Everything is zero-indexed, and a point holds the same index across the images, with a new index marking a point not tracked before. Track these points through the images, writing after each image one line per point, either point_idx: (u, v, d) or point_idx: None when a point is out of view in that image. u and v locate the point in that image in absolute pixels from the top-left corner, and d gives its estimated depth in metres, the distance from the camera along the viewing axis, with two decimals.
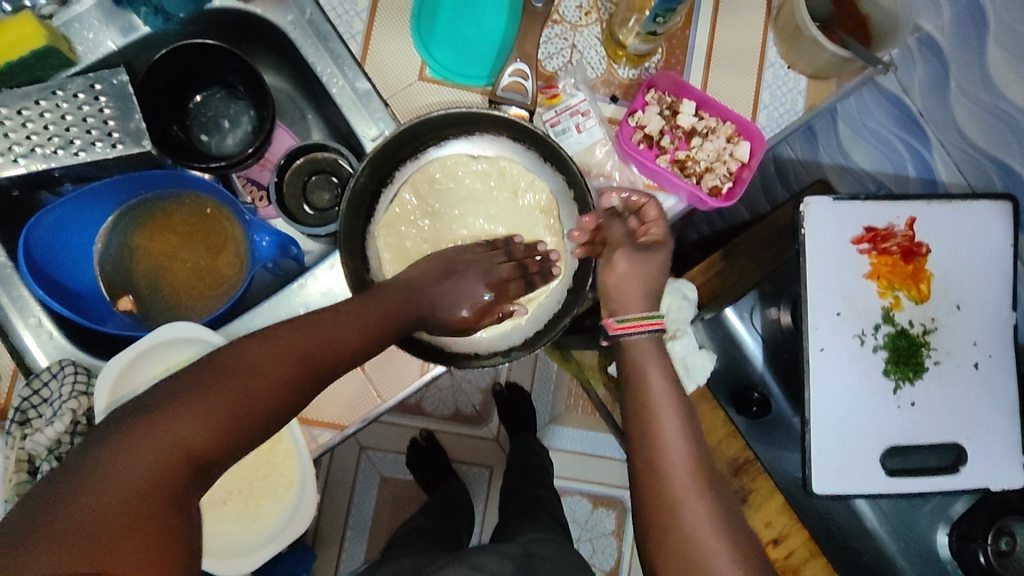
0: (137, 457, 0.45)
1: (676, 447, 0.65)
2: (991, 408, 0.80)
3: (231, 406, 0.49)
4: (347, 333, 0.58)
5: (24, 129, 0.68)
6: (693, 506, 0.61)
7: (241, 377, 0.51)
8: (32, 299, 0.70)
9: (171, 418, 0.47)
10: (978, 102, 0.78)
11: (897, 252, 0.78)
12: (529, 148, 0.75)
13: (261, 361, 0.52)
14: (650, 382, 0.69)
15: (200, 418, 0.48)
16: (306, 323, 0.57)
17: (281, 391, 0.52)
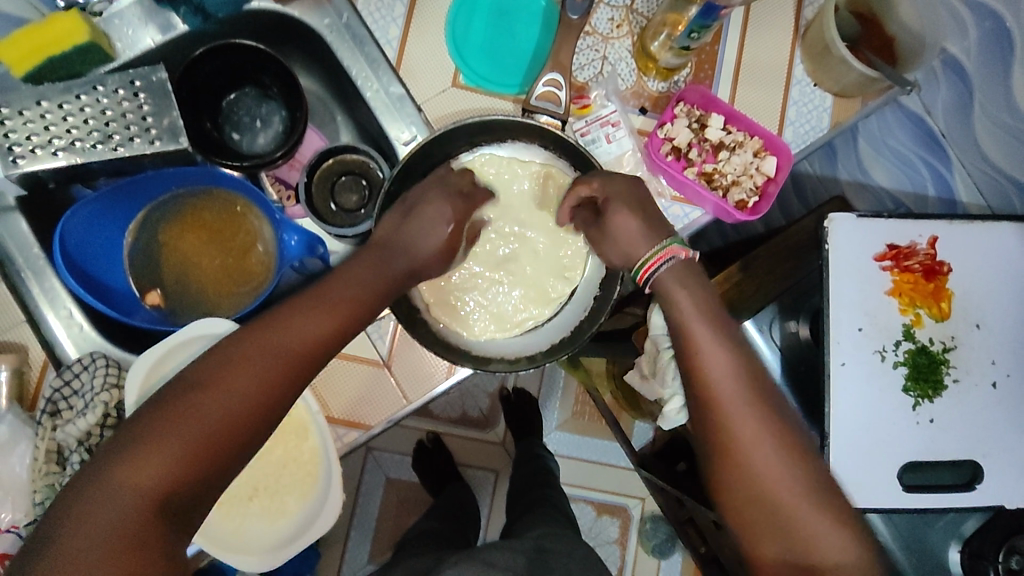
0: (103, 514, 0.47)
1: (719, 363, 0.59)
2: (1008, 426, 0.81)
3: (183, 445, 0.49)
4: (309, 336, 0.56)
5: (63, 123, 0.69)
6: (748, 432, 0.58)
7: (189, 412, 0.50)
8: (63, 291, 0.71)
9: (126, 470, 0.48)
10: (1001, 124, 0.80)
11: (919, 270, 0.79)
12: (559, 157, 0.76)
13: (213, 390, 0.51)
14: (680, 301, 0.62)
15: (153, 464, 0.48)
16: (261, 332, 0.55)
17: (238, 417, 0.52)
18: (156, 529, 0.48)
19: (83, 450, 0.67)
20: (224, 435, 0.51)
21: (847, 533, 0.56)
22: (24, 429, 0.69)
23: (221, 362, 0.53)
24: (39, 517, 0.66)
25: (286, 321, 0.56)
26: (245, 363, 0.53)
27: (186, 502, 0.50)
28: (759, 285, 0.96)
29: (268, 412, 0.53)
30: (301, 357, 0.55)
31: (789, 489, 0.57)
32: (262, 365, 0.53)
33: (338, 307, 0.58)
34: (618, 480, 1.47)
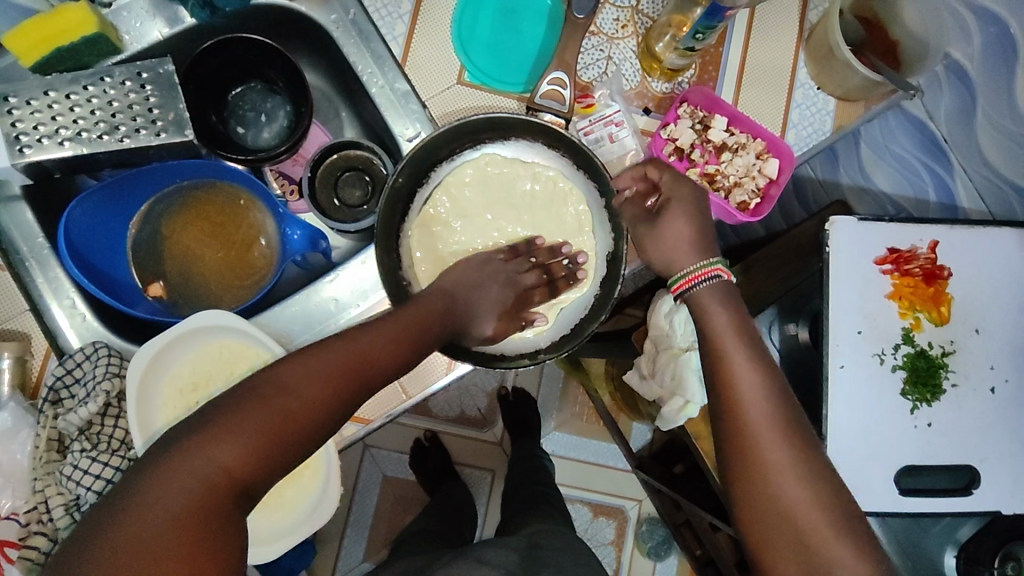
0: (178, 482, 0.46)
1: (750, 389, 0.60)
2: (1006, 431, 0.81)
3: (261, 429, 0.50)
4: (381, 350, 0.58)
5: (70, 113, 0.69)
6: (778, 454, 0.58)
7: (271, 398, 0.51)
8: (67, 281, 0.71)
9: (204, 445, 0.48)
10: (1004, 129, 0.80)
11: (920, 274, 0.79)
12: (563, 155, 0.76)
13: (290, 381, 0.52)
14: (714, 319, 0.64)
15: (232, 443, 0.48)
16: (340, 340, 0.56)
17: (309, 412, 0.52)
18: (222, 506, 0.47)
19: (84, 439, 0.68)
20: (294, 426, 0.51)
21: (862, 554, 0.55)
22: (25, 417, 0.69)
23: (298, 359, 0.54)
24: (38, 504, 0.67)
25: (361, 335, 0.58)
26: (322, 362, 0.54)
27: (252, 486, 0.49)
28: (758, 289, 0.96)
29: (336, 413, 0.54)
30: (372, 369, 0.57)
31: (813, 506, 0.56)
32: (336, 365, 0.54)
33: (407, 330, 0.61)
34: (615, 481, 1.47)
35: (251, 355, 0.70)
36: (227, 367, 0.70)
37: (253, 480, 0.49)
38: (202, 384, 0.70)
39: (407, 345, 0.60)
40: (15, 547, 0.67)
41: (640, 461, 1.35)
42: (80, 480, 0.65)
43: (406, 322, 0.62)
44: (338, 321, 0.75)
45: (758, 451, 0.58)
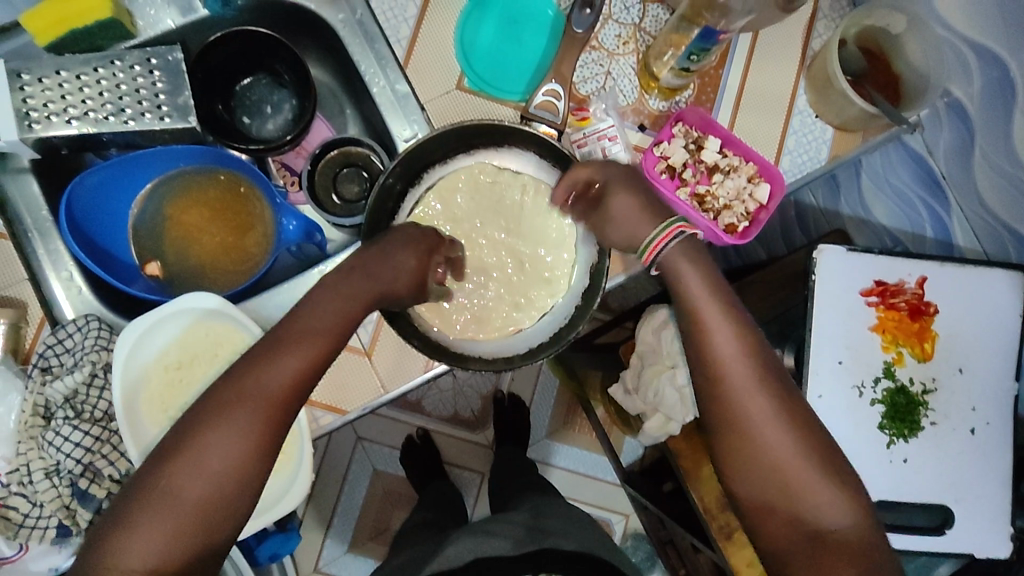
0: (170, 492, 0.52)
1: (728, 346, 0.60)
2: (984, 474, 0.80)
3: (177, 517, 0.52)
4: (282, 378, 0.56)
5: (79, 93, 0.71)
6: (759, 409, 0.59)
7: (183, 479, 0.52)
8: (66, 254, 0.74)
9: (124, 545, 0.51)
10: (1001, 170, 0.79)
11: (905, 308, 0.79)
12: (555, 166, 0.77)
13: (191, 457, 0.53)
14: (687, 281, 0.63)
15: (154, 532, 0.51)
16: (235, 387, 0.55)
17: (221, 483, 0.53)
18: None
19: (68, 408, 0.69)
20: (217, 495, 0.53)
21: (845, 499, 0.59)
22: (15, 380, 0.70)
23: (196, 427, 0.54)
24: (18, 467, 0.69)
25: (255, 365, 0.56)
26: (221, 424, 0.54)
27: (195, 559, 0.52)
28: (750, 311, 0.96)
29: (255, 463, 0.55)
30: (280, 403, 0.56)
31: (803, 468, 0.58)
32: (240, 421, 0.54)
33: (310, 340, 0.58)
34: (603, 494, 1.48)
35: (236, 340, 0.72)
36: (213, 349, 0.72)
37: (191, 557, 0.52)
38: (187, 363, 0.72)
39: (314, 358, 0.57)
40: None
41: (628, 475, 1.35)
42: (61, 446, 0.67)
43: (302, 332, 0.58)
44: None
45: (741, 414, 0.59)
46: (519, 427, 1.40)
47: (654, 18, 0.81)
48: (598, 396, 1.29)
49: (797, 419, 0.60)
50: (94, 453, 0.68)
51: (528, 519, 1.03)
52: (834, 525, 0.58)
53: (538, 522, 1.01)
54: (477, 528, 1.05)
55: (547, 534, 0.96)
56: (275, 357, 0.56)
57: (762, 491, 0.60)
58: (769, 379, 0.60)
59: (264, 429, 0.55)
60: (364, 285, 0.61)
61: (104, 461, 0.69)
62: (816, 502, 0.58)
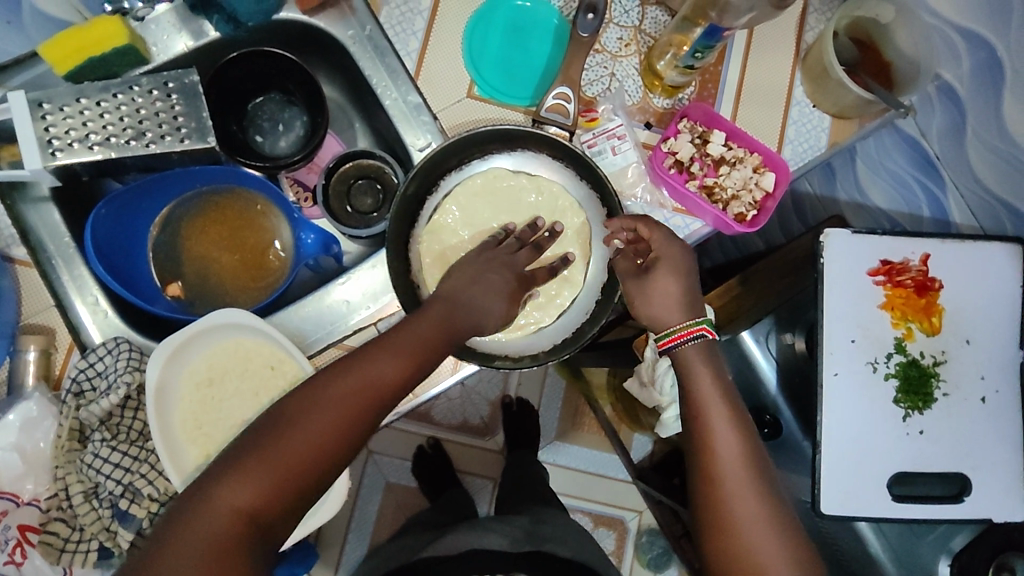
0: (289, 443, 0.55)
1: (728, 443, 0.65)
2: (997, 441, 0.83)
3: (270, 477, 0.53)
4: (388, 375, 0.60)
5: (101, 119, 0.72)
6: (745, 508, 0.62)
7: (296, 437, 0.55)
8: (90, 278, 0.74)
9: (220, 491, 0.52)
10: (991, 147, 0.83)
11: (911, 285, 0.82)
12: (568, 166, 0.80)
13: (293, 425, 0.55)
14: (697, 379, 0.67)
15: (251, 486, 0.52)
16: (355, 371, 0.59)
17: (316, 449, 0.55)
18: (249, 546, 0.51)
19: (105, 429, 0.70)
20: (306, 466, 0.55)
21: None
22: (50, 406, 0.72)
23: (305, 400, 0.57)
24: (58, 491, 0.70)
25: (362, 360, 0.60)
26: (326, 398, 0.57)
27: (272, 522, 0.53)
28: (758, 298, 0.98)
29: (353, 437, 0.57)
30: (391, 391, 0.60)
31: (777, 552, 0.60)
32: (340, 403, 0.57)
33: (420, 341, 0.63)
34: (617, 493, 1.49)
35: (267, 353, 0.73)
36: (244, 364, 0.73)
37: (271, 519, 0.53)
38: (219, 379, 0.73)
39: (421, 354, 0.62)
40: (36, 531, 0.70)
41: (641, 471, 1.34)
42: (100, 468, 0.68)
43: (406, 340, 0.62)
44: (349, 323, 0.78)
45: (722, 505, 0.63)
46: (530, 432, 1.41)
47: (653, 19, 0.84)
48: (606, 395, 1.31)
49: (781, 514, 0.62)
50: (134, 473, 0.69)
51: (526, 524, 1.04)
52: None
53: (535, 528, 1.02)
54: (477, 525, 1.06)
55: (543, 539, 0.98)
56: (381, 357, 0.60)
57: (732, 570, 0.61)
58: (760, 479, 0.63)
59: (374, 406, 0.59)
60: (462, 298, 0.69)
61: (143, 480, 0.69)
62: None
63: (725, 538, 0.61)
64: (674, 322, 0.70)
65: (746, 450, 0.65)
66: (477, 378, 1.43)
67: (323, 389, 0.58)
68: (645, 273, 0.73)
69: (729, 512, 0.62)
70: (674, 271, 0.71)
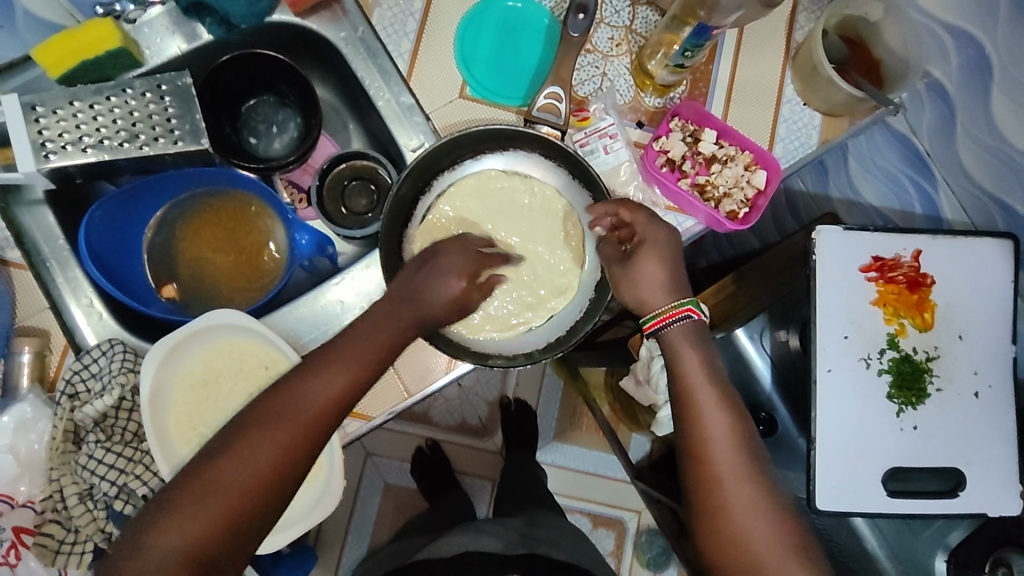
0: (222, 481, 0.55)
1: (720, 431, 0.65)
2: (989, 436, 0.83)
3: (203, 513, 0.54)
4: (321, 397, 0.58)
5: (94, 122, 0.73)
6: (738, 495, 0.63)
7: (221, 475, 0.55)
8: (85, 281, 0.75)
9: (157, 534, 0.53)
10: (980, 143, 0.84)
11: (903, 281, 0.82)
12: (559, 166, 0.81)
13: (225, 464, 0.55)
14: (687, 364, 0.67)
15: (183, 523, 0.53)
16: (282, 396, 0.58)
17: (248, 486, 0.55)
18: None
19: (99, 430, 0.70)
20: (242, 500, 0.55)
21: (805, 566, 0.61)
22: (45, 408, 0.72)
23: (237, 437, 0.56)
24: (53, 493, 0.70)
25: (296, 380, 0.59)
26: (260, 428, 0.56)
27: (212, 557, 0.54)
28: (751, 298, 0.99)
29: (291, 465, 0.57)
30: (325, 413, 0.58)
31: (763, 531, 0.62)
32: (273, 435, 0.56)
33: (355, 355, 0.60)
34: (616, 494, 1.49)
35: (261, 353, 0.73)
36: (237, 366, 0.73)
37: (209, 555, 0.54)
38: (213, 380, 0.73)
39: (356, 370, 0.60)
40: (30, 534, 0.69)
41: (639, 471, 1.34)
42: (94, 470, 0.68)
43: (341, 359, 0.60)
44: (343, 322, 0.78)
45: (716, 490, 0.63)
46: (528, 433, 1.41)
47: (643, 19, 0.85)
48: (604, 395, 1.32)
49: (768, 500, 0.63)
50: (128, 474, 0.69)
51: (520, 525, 1.04)
52: None
53: (530, 531, 1.02)
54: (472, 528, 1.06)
55: (538, 541, 0.98)
56: (312, 379, 0.59)
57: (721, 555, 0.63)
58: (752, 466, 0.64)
59: (309, 431, 0.58)
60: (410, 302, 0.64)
61: (138, 481, 0.69)
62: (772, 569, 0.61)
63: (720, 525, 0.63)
64: (657, 307, 0.69)
65: (738, 437, 0.65)
66: (474, 379, 1.43)
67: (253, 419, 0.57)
68: (629, 257, 0.71)
69: (721, 493, 0.63)
70: (658, 255, 0.70)
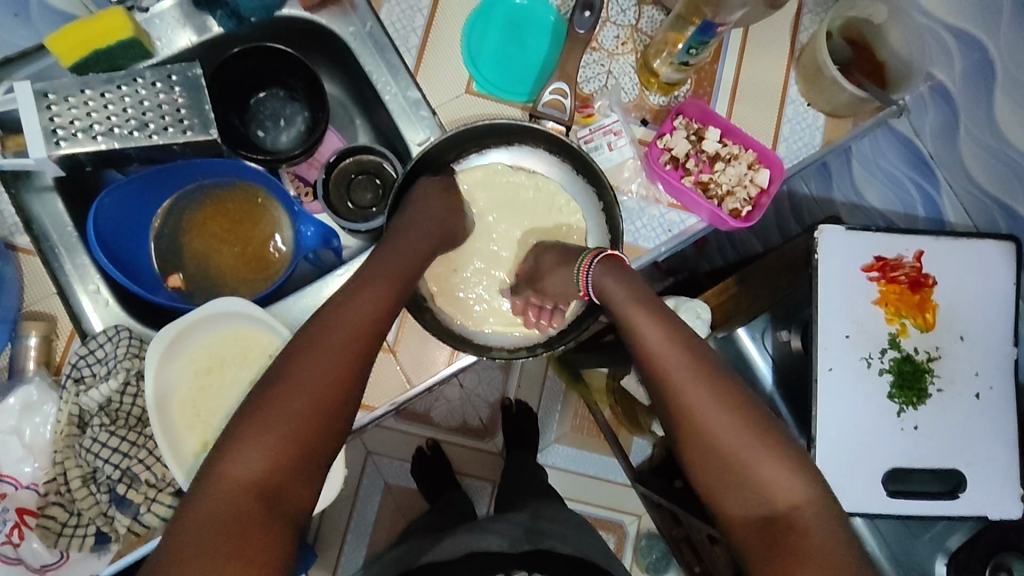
0: (292, 399, 0.58)
1: (653, 335, 0.66)
2: (990, 437, 0.83)
3: (276, 437, 0.56)
4: (362, 322, 0.63)
5: (104, 110, 0.74)
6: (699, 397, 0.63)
7: (289, 391, 0.58)
8: (93, 267, 0.76)
9: (236, 459, 0.55)
10: (983, 144, 0.84)
11: (905, 281, 0.83)
12: (564, 161, 0.82)
13: (289, 385, 0.58)
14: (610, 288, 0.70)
15: (260, 445, 0.56)
16: (327, 321, 0.62)
17: (317, 403, 0.58)
18: (268, 503, 0.54)
19: (103, 415, 0.71)
20: (309, 427, 0.58)
21: (798, 474, 0.60)
22: (50, 392, 0.72)
23: (293, 362, 0.60)
24: (56, 476, 0.71)
25: (335, 314, 0.63)
26: (317, 358, 0.60)
27: (287, 480, 0.56)
28: (753, 298, 1.02)
29: (352, 379, 0.61)
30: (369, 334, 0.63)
31: (739, 438, 0.62)
32: (329, 361, 0.60)
33: (383, 286, 0.66)
34: (616, 496, 1.49)
35: (265, 341, 0.73)
36: (243, 352, 0.73)
37: (284, 480, 0.56)
38: (217, 367, 0.73)
39: (388, 299, 0.66)
40: (34, 515, 0.71)
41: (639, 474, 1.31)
42: (98, 453, 0.69)
43: (372, 292, 0.65)
44: None
45: (679, 397, 0.64)
46: (529, 434, 1.41)
47: (649, 19, 0.85)
48: (605, 399, 1.32)
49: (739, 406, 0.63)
50: (131, 458, 0.70)
51: (526, 520, 1.05)
52: (790, 502, 0.59)
53: (535, 525, 1.02)
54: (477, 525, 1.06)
55: (543, 536, 0.98)
56: (349, 313, 0.63)
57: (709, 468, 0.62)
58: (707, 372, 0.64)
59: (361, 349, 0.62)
60: (417, 251, 0.72)
61: (141, 466, 0.70)
62: (761, 473, 0.60)
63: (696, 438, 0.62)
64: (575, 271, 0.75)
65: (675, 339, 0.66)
66: (476, 379, 1.44)
67: (308, 339, 0.61)
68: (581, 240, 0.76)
69: (689, 402, 0.63)
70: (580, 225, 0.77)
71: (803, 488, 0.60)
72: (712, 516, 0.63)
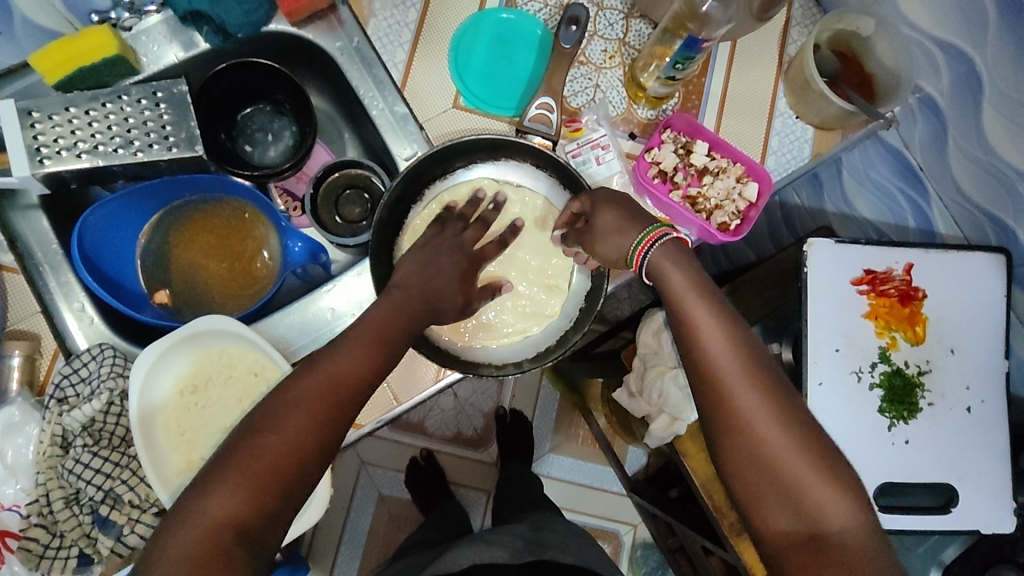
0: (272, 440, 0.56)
1: (715, 338, 0.61)
2: (982, 451, 0.83)
3: (251, 481, 0.54)
4: (361, 354, 0.62)
5: (89, 128, 0.73)
6: (750, 407, 0.59)
7: (271, 431, 0.57)
8: (77, 285, 0.75)
9: (208, 499, 0.54)
10: (973, 158, 0.83)
11: (895, 294, 0.82)
12: (551, 175, 0.81)
13: (274, 426, 0.57)
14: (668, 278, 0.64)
15: (241, 483, 0.54)
16: (324, 356, 0.61)
17: (299, 443, 0.57)
18: (238, 551, 0.53)
19: (86, 435, 0.70)
20: (288, 467, 0.56)
21: (848, 497, 0.57)
22: (33, 412, 0.72)
23: (282, 401, 0.58)
24: (39, 497, 0.71)
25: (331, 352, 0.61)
26: (304, 395, 0.58)
27: (257, 526, 0.54)
28: (744, 309, 1.02)
29: (339, 416, 0.59)
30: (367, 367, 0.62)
31: (796, 460, 0.58)
32: (321, 399, 0.59)
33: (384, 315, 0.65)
34: (612, 506, 1.48)
35: (250, 359, 0.73)
36: (227, 371, 0.73)
37: (257, 523, 0.54)
38: (202, 386, 0.73)
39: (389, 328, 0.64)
40: (16, 537, 0.70)
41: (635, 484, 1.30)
42: (81, 475, 0.69)
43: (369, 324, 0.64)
44: (334, 330, 0.78)
45: (731, 407, 0.59)
46: (523, 445, 1.40)
47: (637, 32, 0.85)
48: (600, 407, 1.31)
49: (793, 423, 0.59)
50: (114, 479, 0.69)
51: (527, 532, 1.04)
52: (838, 527, 0.56)
53: (536, 537, 1.02)
54: (477, 538, 1.05)
55: (545, 547, 0.98)
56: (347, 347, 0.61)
57: (754, 488, 0.58)
58: (764, 380, 0.60)
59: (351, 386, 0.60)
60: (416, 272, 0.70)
61: (124, 487, 0.69)
62: (817, 497, 0.56)
63: (749, 450, 0.58)
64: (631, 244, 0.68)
65: (731, 335, 0.61)
66: (470, 389, 1.43)
67: (298, 376, 0.60)
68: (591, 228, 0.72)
69: (739, 413, 0.59)
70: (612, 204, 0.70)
71: (853, 515, 0.57)
72: (751, 529, 0.60)
